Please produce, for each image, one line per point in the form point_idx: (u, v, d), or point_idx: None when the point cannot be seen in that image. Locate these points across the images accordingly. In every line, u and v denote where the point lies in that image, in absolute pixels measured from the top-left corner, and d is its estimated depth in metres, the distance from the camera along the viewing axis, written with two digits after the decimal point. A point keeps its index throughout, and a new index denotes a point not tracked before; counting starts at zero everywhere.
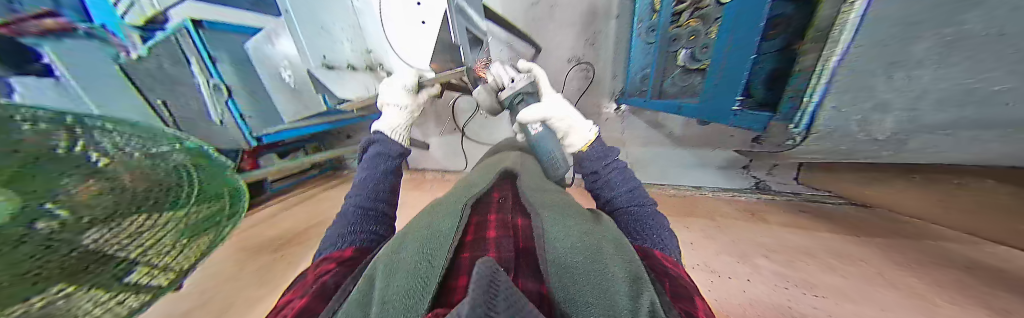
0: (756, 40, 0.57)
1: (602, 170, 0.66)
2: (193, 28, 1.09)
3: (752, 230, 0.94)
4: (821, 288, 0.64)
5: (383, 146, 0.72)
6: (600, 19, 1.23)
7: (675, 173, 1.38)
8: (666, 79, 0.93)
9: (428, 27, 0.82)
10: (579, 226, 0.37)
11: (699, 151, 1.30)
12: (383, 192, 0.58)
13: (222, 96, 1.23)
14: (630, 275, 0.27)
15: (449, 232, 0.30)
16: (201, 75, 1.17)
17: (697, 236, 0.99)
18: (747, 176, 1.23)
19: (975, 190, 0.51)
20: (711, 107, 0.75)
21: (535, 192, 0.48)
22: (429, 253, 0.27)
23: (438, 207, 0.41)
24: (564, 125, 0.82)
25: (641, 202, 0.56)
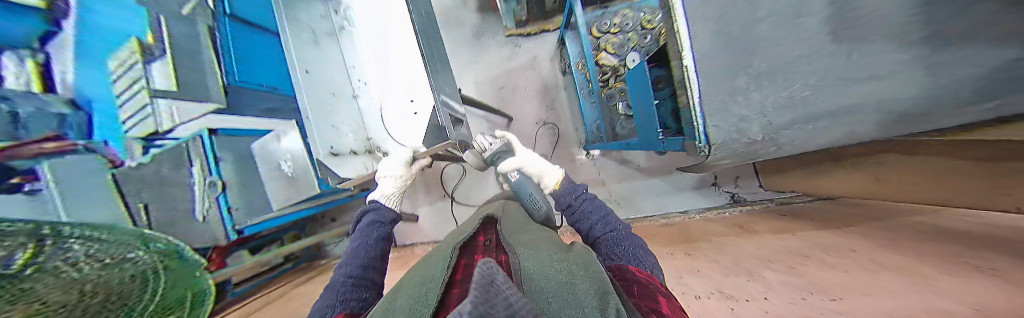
0: (647, 84, 0.80)
1: (575, 205, 0.74)
2: (207, 135, 1.01)
3: (741, 240, 0.97)
4: (833, 291, 0.59)
5: (376, 214, 0.81)
6: (553, 91, 1.58)
7: (657, 202, 1.46)
8: (618, 126, 1.14)
9: (419, 116, 0.97)
10: (554, 256, 0.43)
11: (669, 177, 1.45)
12: (373, 258, 0.64)
13: (214, 192, 1.04)
14: (598, 292, 0.31)
15: (439, 274, 0.34)
16: (200, 174, 1.02)
17: (698, 261, 0.90)
18: (722, 192, 1.41)
19: (902, 164, 0.75)
20: (647, 142, 0.93)
21: (513, 234, 0.52)
22: (420, 294, 0.30)
23: (428, 261, 0.45)
24: (540, 170, 0.92)
25: (615, 226, 0.62)
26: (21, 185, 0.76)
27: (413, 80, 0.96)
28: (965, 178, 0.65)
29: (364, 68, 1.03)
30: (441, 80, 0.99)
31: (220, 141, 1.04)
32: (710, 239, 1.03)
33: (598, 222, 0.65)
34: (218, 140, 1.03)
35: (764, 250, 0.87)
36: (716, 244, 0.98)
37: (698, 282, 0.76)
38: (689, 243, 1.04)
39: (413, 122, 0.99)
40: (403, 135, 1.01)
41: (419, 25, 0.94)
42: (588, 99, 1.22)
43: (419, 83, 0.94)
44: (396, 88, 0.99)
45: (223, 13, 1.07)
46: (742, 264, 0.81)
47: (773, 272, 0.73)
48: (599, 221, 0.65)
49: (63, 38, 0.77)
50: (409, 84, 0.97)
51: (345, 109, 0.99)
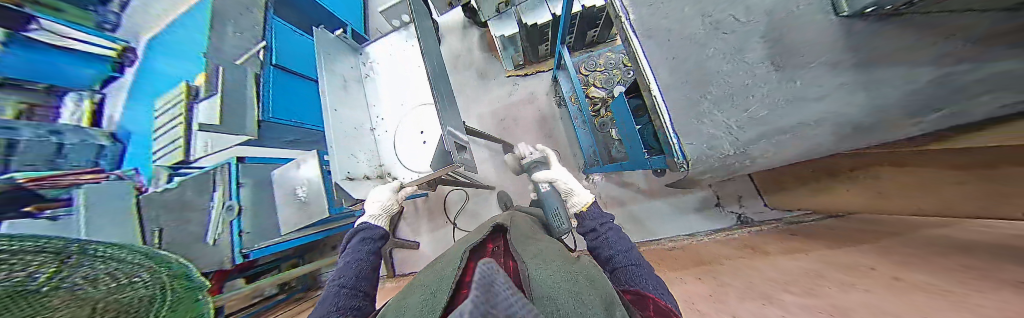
0: (626, 108, 0.88)
1: (598, 228, 0.74)
2: (235, 162, 1.09)
3: (751, 261, 0.92)
4: (855, 310, 0.53)
5: (368, 232, 0.84)
6: (550, 120, 1.69)
7: (662, 226, 1.43)
8: (613, 150, 1.19)
9: (428, 145, 1.04)
10: (559, 265, 0.45)
11: (671, 199, 1.45)
12: (365, 270, 0.71)
13: (230, 215, 1.07)
14: (607, 307, 0.34)
15: (447, 289, 0.38)
16: (221, 198, 1.07)
17: (709, 286, 0.83)
18: (728, 213, 1.38)
19: (899, 177, 0.76)
20: (634, 162, 0.98)
21: (520, 244, 0.54)
22: (428, 310, 0.35)
23: (441, 269, 0.49)
24: (569, 186, 0.95)
25: (637, 261, 0.62)
26: (42, 211, 0.84)
27: (425, 114, 1.07)
28: (967, 186, 0.65)
29: (383, 105, 1.15)
30: (449, 115, 1.10)
31: (248, 167, 1.12)
32: (721, 262, 0.97)
33: (621, 252, 0.64)
34: (243, 167, 1.10)
35: (776, 271, 0.82)
36: (726, 267, 0.93)
37: (709, 307, 0.71)
38: (699, 267, 0.99)
39: (418, 152, 1.06)
40: (411, 160, 1.06)
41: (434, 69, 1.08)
42: (581, 127, 1.30)
43: (426, 119, 1.06)
44: (410, 121, 1.09)
45: (269, 63, 1.25)
46: (754, 285, 0.76)
47: (787, 293, 0.68)
48: (620, 249, 0.65)
49: (121, 82, 1.16)
50: (417, 118, 1.08)
51: (359, 136, 1.05)
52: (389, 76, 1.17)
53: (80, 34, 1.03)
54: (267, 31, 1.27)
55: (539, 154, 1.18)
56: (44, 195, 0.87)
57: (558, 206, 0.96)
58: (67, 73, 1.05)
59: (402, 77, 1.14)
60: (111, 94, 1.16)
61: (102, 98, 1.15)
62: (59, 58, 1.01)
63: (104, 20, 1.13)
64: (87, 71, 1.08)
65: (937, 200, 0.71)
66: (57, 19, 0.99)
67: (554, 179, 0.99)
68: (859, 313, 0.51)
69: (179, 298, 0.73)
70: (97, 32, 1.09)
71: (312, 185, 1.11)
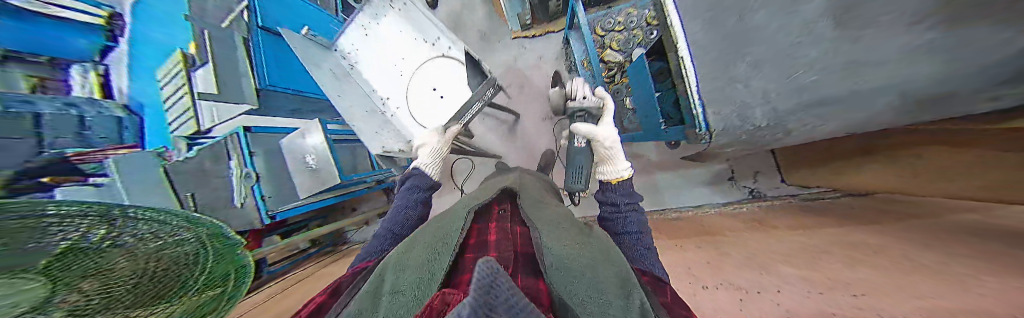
0: (648, 75, 0.82)
1: (620, 205, 0.72)
2: (243, 132, 1.17)
3: (757, 235, 0.92)
4: (856, 287, 0.53)
5: (418, 179, 0.85)
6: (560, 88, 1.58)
7: (668, 197, 1.43)
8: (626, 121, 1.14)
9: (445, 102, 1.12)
10: (569, 236, 0.45)
11: (682, 171, 1.42)
12: (411, 220, 0.73)
13: (249, 182, 1.15)
14: (619, 281, 0.34)
15: (452, 249, 0.39)
16: (237, 166, 1.15)
17: (708, 255, 0.85)
18: (741, 187, 1.35)
19: (938, 158, 0.70)
20: (649, 130, 0.96)
21: (533, 208, 0.56)
22: (429, 265, 0.35)
23: (442, 223, 0.51)
24: (611, 152, 0.89)
25: (649, 246, 0.60)
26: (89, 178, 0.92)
27: (433, 74, 1.15)
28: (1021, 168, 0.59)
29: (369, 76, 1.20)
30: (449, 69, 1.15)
31: (256, 137, 1.20)
32: (726, 234, 0.98)
33: (634, 233, 0.63)
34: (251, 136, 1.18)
35: (780, 243, 0.83)
36: (729, 238, 0.94)
37: (706, 275, 0.73)
38: (701, 237, 1.00)
39: (442, 112, 1.12)
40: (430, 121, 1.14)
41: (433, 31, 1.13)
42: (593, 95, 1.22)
43: (456, 83, 1.12)
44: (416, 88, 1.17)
45: (256, 26, 1.27)
46: (755, 256, 0.77)
47: (788, 265, 0.69)
48: (632, 230, 0.64)
49: (120, 52, 1.00)
50: (439, 80, 1.15)
51: (358, 110, 1.13)
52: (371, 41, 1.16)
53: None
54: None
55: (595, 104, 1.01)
56: (83, 169, 0.91)
57: (585, 165, 1.15)
58: (59, 41, 0.88)
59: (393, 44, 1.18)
60: (116, 67, 1.00)
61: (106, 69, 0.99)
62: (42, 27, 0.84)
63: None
64: (79, 41, 0.91)
65: (976, 182, 0.66)
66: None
67: (595, 136, 0.93)
68: (860, 290, 0.52)
69: (223, 253, 0.65)
70: None
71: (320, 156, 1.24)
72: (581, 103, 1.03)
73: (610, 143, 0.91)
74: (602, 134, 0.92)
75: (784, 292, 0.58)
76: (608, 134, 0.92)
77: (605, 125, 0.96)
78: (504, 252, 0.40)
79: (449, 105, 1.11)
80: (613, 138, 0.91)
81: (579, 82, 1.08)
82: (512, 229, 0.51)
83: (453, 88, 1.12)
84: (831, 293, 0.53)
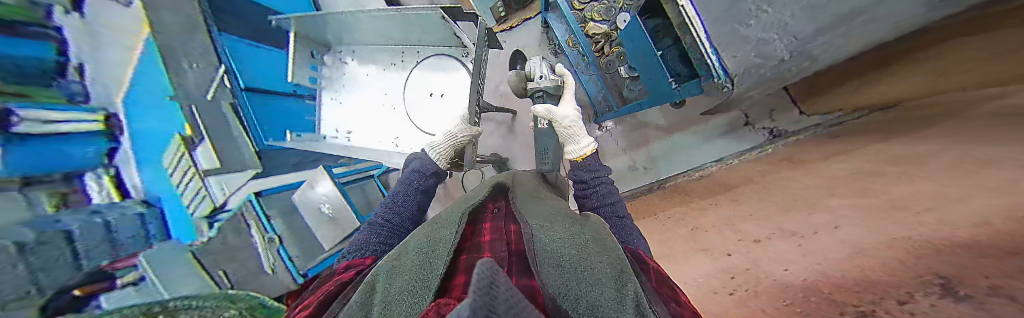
0: (647, 39, 0.85)
1: (589, 181, 0.72)
2: (255, 198, 1.31)
3: (793, 174, 0.86)
4: (917, 202, 0.48)
5: (420, 163, 0.81)
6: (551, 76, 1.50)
7: (684, 158, 1.34)
8: (624, 90, 1.08)
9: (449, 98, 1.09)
10: (570, 230, 0.36)
11: (692, 128, 1.34)
12: (410, 208, 0.69)
13: (274, 247, 1.33)
14: (614, 269, 0.23)
15: (445, 251, 0.29)
16: (259, 232, 1.31)
17: (747, 205, 0.80)
18: (757, 130, 1.26)
19: (969, 45, 0.64)
20: (658, 90, 0.94)
21: (529, 203, 0.52)
22: (423, 268, 0.25)
23: (427, 228, 0.42)
24: (572, 130, 0.91)
25: (620, 214, 0.61)
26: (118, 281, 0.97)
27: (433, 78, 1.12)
28: None
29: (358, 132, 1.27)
30: (439, 65, 1.11)
31: (267, 201, 1.35)
32: (759, 181, 0.92)
33: (607, 204, 0.64)
34: (263, 201, 1.33)
35: (819, 176, 0.77)
36: (763, 184, 0.88)
37: (753, 227, 0.69)
38: (733, 189, 0.95)
39: (450, 114, 1.11)
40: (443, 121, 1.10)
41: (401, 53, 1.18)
42: (585, 73, 1.14)
43: (458, 83, 1.08)
44: (416, 101, 1.17)
45: (239, 90, 1.24)
46: (798, 196, 0.72)
47: (835, 197, 0.63)
48: (605, 202, 0.65)
49: (125, 150, 1.02)
50: (438, 83, 1.13)
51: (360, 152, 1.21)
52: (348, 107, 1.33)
53: (60, 114, 0.84)
54: (221, 57, 1.18)
55: (552, 83, 0.98)
56: (118, 275, 0.97)
57: (552, 146, 1.08)
58: (69, 155, 0.89)
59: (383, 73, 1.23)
60: (123, 165, 1.03)
61: (117, 169, 1.02)
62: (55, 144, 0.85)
63: (71, 92, 0.86)
64: (88, 151, 0.93)
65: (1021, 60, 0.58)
66: (26, 105, 0.78)
67: (553, 117, 0.94)
68: (923, 204, 0.45)
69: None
70: (74, 106, 0.87)
71: (337, 203, 1.43)
72: (539, 84, 0.98)
73: (570, 121, 0.91)
74: (559, 114, 0.93)
75: (841, 227, 0.53)
76: (566, 113, 0.93)
77: (564, 105, 0.99)
78: (498, 251, 0.32)
79: (452, 105, 1.10)
80: (572, 117, 0.93)
81: (536, 61, 1.00)
82: (504, 229, 0.42)
83: (456, 83, 1.08)
84: (891, 216, 0.48)
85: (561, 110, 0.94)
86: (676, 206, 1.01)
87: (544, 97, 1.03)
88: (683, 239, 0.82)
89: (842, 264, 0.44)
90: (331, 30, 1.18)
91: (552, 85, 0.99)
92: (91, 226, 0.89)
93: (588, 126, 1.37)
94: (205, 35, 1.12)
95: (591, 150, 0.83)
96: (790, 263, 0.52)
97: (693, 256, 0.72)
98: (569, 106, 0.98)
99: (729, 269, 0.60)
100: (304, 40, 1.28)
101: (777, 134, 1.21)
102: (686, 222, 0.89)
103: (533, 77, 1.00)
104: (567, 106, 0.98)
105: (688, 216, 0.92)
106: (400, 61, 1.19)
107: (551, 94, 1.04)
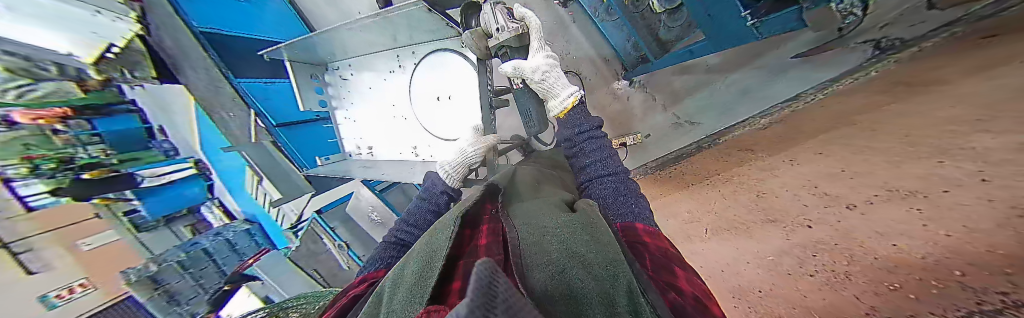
0: None
1: (574, 137, 0.62)
2: (318, 215, 1.66)
3: (910, 104, 0.49)
4: None
5: (430, 182, 0.70)
6: (565, 28, 1.17)
7: (742, 107, 0.99)
8: (660, 31, 0.91)
9: (456, 99, 0.96)
10: (560, 217, 0.35)
11: (759, 64, 0.96)
12: (414, 220, 0.62)
13: (343, 249, 1.66)
14: (608, 260, 0.26)
15: (442, 256, 0.28)
16: (330, 239, 1.66)
17: (826, 152, 0.58)
18: (857, 48, 0.81)
19: None
20: (721, 35, 0.71)
21: (529, 198, 0.47)
22: (422, 274, 0.26)
23: (426, 234, 0.36)
24: (548, 83, 0.70)
25: (613, 169, 0.55)
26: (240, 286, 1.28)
27: (438, 79, 0.98)
28: None
29: (377, 147, 1.24)
30: (441, 61, 0.95)
31: (326, 216, 1.69)
32: (866, 115, 0.56)
33: (598, 160, 0.57)
34: (324, 217, 1.67)
35: (961, 90, 0.42)
36: (872, 120, 0.54)
37: (846, 187, 0.50)
38: (822, 134, 0.63)
39: (462, 116, 0.96)
40: (457, 129, 0.98)
41: (397, 58, 1.05)
42: (606, 19, 0.94)
43: (464, 80, 0.93)
44: (423, 107, 1.05)
45: (272, 127, 1.55)
46: (914, 137, 0.43)
47: (996, 133, 0.34)
48: (599, 158, 0.57)
49: (219, 188, 1.64)
50: (442, 84, 0.99)
51: (391, 169, 1.15)
52: (362, 122, 1.24)
53: (162, 170, 1.43)
54: (246, 100, 1.49)
55: (512, 34, 0.71)
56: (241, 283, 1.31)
57: (534, 108, 0.82)
58: (182, 198, 1.53)
59: (383, 78, 1.12)
60: (222, 195, 1.66)
61: (218, 200, 1.67)
62: (172, 189, 1.49)
63: (165, 149, 1.48)
64: (194, 190, 1.57)
65: None
66: (138, 166, 1.36)
67: (523, 75, 0.72)
68: None
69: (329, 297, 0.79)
70: (169, 159, 1.47)
71: (380, 211, 1.60)
72: (498, 41, 0.72)
73: (542, 74, 0.69)
74: (527, 68, 0.70)
75: (993, 180, 0.32)
76: (536, 64, 0.70)
77: (535, 56, 0.72)
78: (494, 253, 0.28)
79: (465, 109, 0.95)
80: (545, 66, 0.70)
81: (485, 9, 0.73)
82: (503, 226, 0.36)
83: (466, 85, 0.92)
84: None
85: (532, 60, 0.71)
86: (733, 167, 0.84)
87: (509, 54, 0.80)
88: (750, 208, 0.70)
89: (976, 238, 0.32)
90: (322, 49, 1.09)
91: (512, 36, 0.72)
92: (218, 246, 1.54)
93: (617, 83, 1.16)
94: (229, 85, 1.48)
95: (575, 101, 0.67)
96: (900, 235, 0.41)
97: (762, 229, 0.64)
98: (540, 54, 0.73)
99: (809, 244, 0.53)
100: (302, 66, 1.15)
101: (885, 48, 0.76)
102: (751, 186, 0.72)
103: (491, 33, 0.75)
104: (536, 55, 0.73)
105: (749, 178, 0.75)
106: (399, 67, 1.06)
107: (517, 48, 0.79)
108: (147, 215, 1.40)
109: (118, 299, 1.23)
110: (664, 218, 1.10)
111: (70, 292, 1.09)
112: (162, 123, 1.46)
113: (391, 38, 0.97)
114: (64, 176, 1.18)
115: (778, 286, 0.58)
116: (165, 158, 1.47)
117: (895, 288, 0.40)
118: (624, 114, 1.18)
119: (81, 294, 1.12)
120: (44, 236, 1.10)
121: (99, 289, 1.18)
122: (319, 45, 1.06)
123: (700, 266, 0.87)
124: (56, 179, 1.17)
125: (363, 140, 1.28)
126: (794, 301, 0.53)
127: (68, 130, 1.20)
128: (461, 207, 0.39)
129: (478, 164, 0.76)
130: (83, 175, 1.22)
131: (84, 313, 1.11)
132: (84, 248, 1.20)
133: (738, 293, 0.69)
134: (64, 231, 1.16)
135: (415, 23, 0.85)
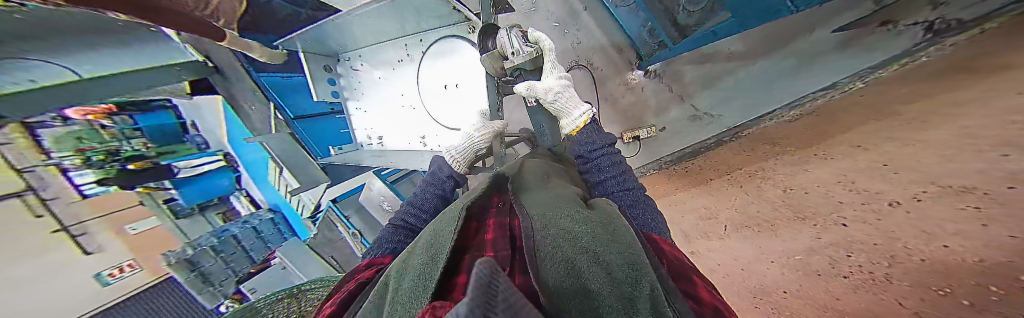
0: None
1: (586, 155, 0.61)
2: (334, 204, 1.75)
3: (969, 90, 0.43)
4: None
5: (435, 167, 0.70)
6: (577, 14, 1.11)
7: (768, 96, 0.91)
8: (678, 15, 0.81)
9: (462, 87, 0.97)
10: (575, 213, 0.33)
11: (792, 48, 0.87)
12: (426, 207, 0.61)
13: (357, 237, 1.75)
14: (627, 264, 0.24)
15: (446, 250, 0.27)
16: (343, 227, 1.75)
17: (865, 146, 0.52)
18: (920, 33, 0.68)
19: None
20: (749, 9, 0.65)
21: (538, 191, 0.45)
22: (427, 264, 0.26)
23: (432, 225, 0.36)
24: (560, 104, 0.70)
25: (630, 186, 0.52)
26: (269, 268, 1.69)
27: (445, 65, 0.98)
28: None
29: (387, 137, 1.27)
30: (448, 47, 0.95)
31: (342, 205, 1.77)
32: (917, 104, 0.50)
33: (611, 177, 0.55)
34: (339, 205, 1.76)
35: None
36: (919, 110, 0.48)
37: (890, 183, 0.45)
38: (861, 126, 0.57)
39: (469, 104, 0.97)
40: (463, 118, 1.00)
41: (405, 47, 1.06)
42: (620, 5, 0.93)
43: (472, 68, 0.92)
44: (430, 97, 1.06)
45: (290, 119, 1.58)
46: (975, 128, 0.38)
47: None
48: (609, 175, 0.55)
49: (245, 179, 1.77)
50: (449, 72, 0.99)
51: (400, 159, 1.18)
52: (373, 114, 1.28)
53: (201, 161, 1.57)
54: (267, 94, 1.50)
55: (528, 58, 0.69)
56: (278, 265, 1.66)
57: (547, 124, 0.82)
58: (214, 188, 1.67)
59: (392, 70, 1.13)
60: (248, 186, 1.80)
61: (245, 191, 1.81)
62: (204, 180, 1.61)
63: (198, 142, 1.55)
64: (225, 181, 1.71)
65: None
66: (169, 160, 1.45)
67: (536, 95, 0.71)
68: None
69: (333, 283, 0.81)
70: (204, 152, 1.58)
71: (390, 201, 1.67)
72: (512, 64, 0.70)
73: (555, 95, 0.69)
74: (541, 89, 0.69)
75: None
76: (549, 85, 0.69)
77: (547, 78, 0.71)
78: (501, 249, 0.28)
79: (472, 97, 0.95)
80: (557, 88, 0.69)
81: (502, 33, 0.70)
82: (508, 221, 0.35)
83: (473, 72, 0.92)
84: None
85: (544, 81, 0.70)
86: (757, 162, 0.79)
87: (524, 76, 0.77)
88: (775, 205, 0.65)
89: None
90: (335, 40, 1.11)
91: (527, 60, 0.69)
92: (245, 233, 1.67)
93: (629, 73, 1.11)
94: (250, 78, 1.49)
95: (587, 119, 0.66)
96: (954, 236, 0.36)
97: (788, 226, 0.60)
98: (553, 74, 0.71)
99: (843, 243, 0.49)
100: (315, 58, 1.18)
101: (941, 31, 0.65)
102: (777, 182, 0.67)
103: (506, 55, 0.72)
104: (551, 75, 0.71)
105: (775, 174, 0.70)
106: (408, 56, 1.07)
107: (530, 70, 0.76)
108: (183, 202, 1.54)
109: (162, 276, 1.53)
110: (678, 212, 1.07)
111: (121, 271, 1.36)
112: (195, 119, 1.51)
113: (398, 25, 0.97)
114: (111, 167, 1.28)
115: (804, 286, 0.54)
116: (197, 151, 1.55)
117: (944, 293, 0.35)
118: (638, 107, 1.13)
119: (129, 274, 1.39)
120: (97, 221, 1.27)
121: (144, 268, 1.45)
122: (331, 36, 1.08)
123: (717, 263, 0.84)
124: (105, 169, 1.27)
125: (374, 131, 1.31)
126: (826, 304, 0.48)
127: (114, 126, 1.25)
128: (468, 199, 0.39)
129: (484, 150, 0.77)
130: (128, 165, 1.33)
131: (130, 290, 1.41)
132: (130, 232, 1.38)
133: (759, 293, 0.66)
134: (115, 216, 1.33)
135: (422, 8, 0.85)
